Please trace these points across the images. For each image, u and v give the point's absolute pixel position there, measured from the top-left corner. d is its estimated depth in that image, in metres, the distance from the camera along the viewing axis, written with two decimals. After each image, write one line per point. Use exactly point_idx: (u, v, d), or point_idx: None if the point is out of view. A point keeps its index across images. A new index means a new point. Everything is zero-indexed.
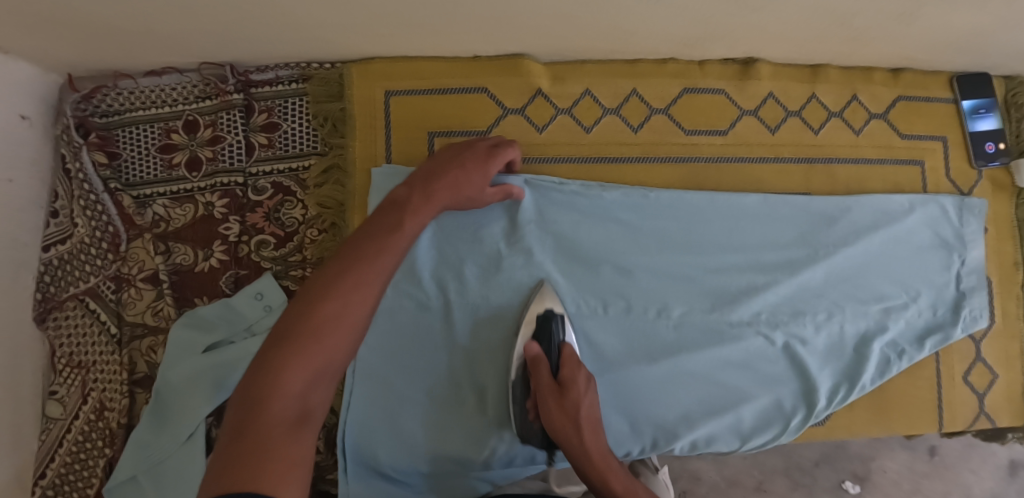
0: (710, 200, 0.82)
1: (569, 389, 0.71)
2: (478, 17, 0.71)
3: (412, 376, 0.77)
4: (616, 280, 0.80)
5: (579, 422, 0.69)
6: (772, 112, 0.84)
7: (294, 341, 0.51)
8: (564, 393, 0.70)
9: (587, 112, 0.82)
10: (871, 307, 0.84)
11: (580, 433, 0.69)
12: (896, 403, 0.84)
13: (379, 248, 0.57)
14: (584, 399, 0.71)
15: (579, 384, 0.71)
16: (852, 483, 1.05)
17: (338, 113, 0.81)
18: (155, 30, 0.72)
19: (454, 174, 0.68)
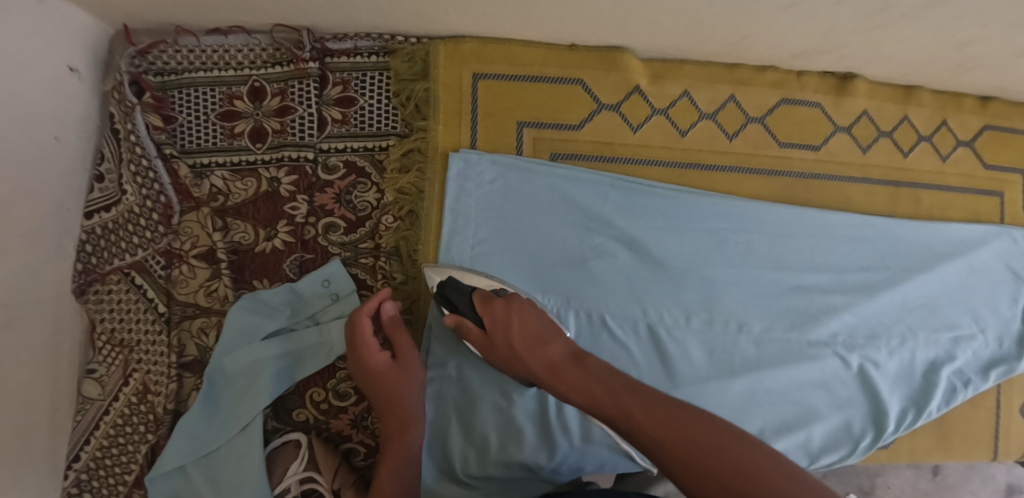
0: (798, 216, 0.80)
1: (492, 304, 0.65)
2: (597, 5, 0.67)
3: (487, 378, 0.74)
4: (699, 292, 0.78)
5: (512, 327, 0.63)
6: (864, 130, 0.83)
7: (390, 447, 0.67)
8: (540, 349, 0.62)
9: (683, 115, 0.78)
10: (942, 335, 0.84)
11: (507, 359, 0.63)
12: (954, 430, 0.85)
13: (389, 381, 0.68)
14: (511, 326, 0.64)
15: (502, 319, 0.64)
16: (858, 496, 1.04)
17: (422, 93, 0.76)
18: None
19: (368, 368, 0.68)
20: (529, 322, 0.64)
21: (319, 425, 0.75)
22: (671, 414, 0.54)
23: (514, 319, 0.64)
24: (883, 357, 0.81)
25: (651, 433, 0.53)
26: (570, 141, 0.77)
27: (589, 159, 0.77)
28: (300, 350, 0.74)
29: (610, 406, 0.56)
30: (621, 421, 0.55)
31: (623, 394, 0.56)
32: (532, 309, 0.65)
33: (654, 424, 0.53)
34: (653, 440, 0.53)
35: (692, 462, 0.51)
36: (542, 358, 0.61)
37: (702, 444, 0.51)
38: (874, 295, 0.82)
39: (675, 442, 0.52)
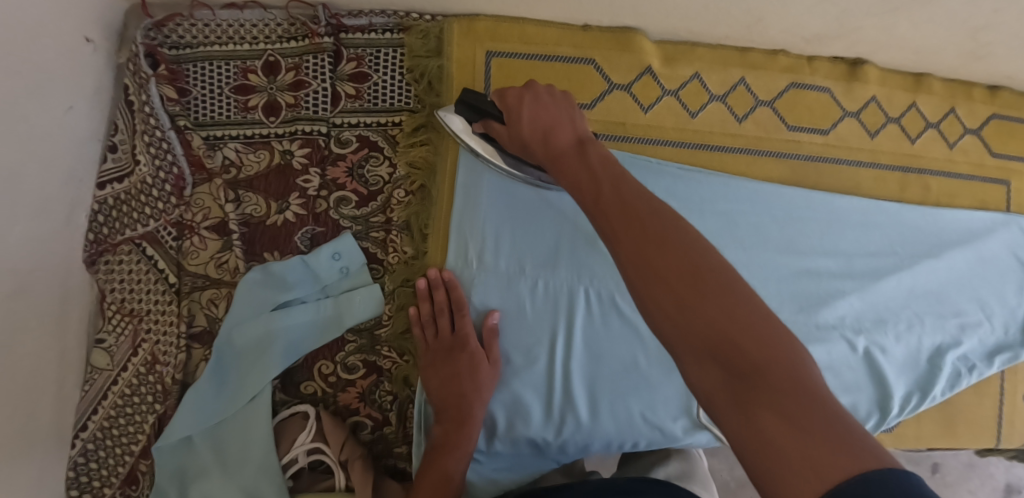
0: (805, 200, 0.81)
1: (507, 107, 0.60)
2: None
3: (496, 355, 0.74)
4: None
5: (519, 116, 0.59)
6: (873, 116, 0.83)
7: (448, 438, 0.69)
8: (548, 139, 0.57)
9: (694, 96, 0.79)
10: (948, 321, 0.84)
11: (547, 158, 0.56)
12: (960, 418, 0.85)
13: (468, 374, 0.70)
14: (531, 121, 0.58)
15: (514, 106, 0.60)
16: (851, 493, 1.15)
17: (436, 70, 0.76)
18: None
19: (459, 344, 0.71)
20: (557, 133, 0.57)
21: (327, 398, 0.75)
22: (677, 242, 0.44)
23: (539, 119, 0.58)
24: (891, 342, 0.81)
25: (631, 259, 0.45)
26: None
27: (600, 138, 0.78)
28: (310, 322, 0.74)
29: (614, 223, 0.47)
30: (618, 240, 0.46)
31: (620, 208, 0.48)
32: (557, 112, 0.59)
33: (658, 248, 0.44)
34: (653, 283, 0.43)
35: (692, 311, 0.41)
36: (571, 171, 0.53)
37: (701, 279, 0.42)
38: (881, 280, 0.81)
39: (658, 271, 0.43)
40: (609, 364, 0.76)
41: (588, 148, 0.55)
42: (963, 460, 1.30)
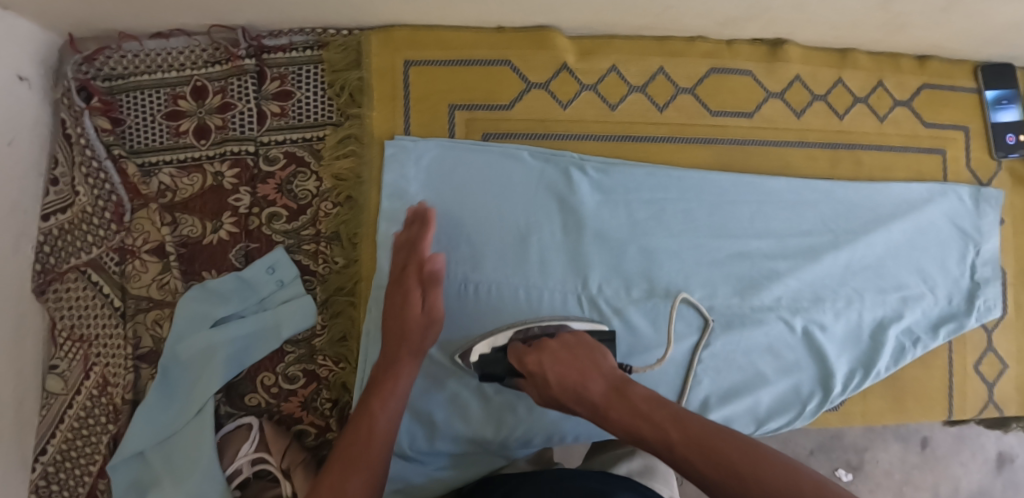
0: (735, 184, 0.80)
1: (528, 364, 0.64)
2: None
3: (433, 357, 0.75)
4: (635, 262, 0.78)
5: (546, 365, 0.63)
6: (798, 95, 0.83)
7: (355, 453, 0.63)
8: (580, 393, 0.60)
9: (613, 89, 0.80)
10: (889, 295, 0.83)
11: (557, 397, 0.61)
12: (908, 392, 0.85)
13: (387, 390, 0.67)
14: (546, 373, 0.62)
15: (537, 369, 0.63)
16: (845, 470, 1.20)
17: (356, 82, 0.79)
18: None
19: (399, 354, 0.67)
20: (557, 362, 0.62)
21: (271, 408, 0.77)
22: (723, 455, 0.51)
23: (561, 374, 0.61)
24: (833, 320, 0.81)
25: (693, 463, 0.51)
26: (501, 120, 0.79)
27: (522, 137, 0.79)
28: (249, 336, 0.76)
29: (647, 436, 0.55)
30: (668, 450, 0.53)
31: (654, 411, 0.55)
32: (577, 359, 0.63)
33: (702, 461, 0.51)
34: (721, 492, 0.50)
35: (742, 487, 0.49)
36: (587, 387, 0.60)
37: (742, 459, 0.51)
38: (817, 259, 0.81)
39: (700, 448, 0.52)
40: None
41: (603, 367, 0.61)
42: (949, 433, 1.30)
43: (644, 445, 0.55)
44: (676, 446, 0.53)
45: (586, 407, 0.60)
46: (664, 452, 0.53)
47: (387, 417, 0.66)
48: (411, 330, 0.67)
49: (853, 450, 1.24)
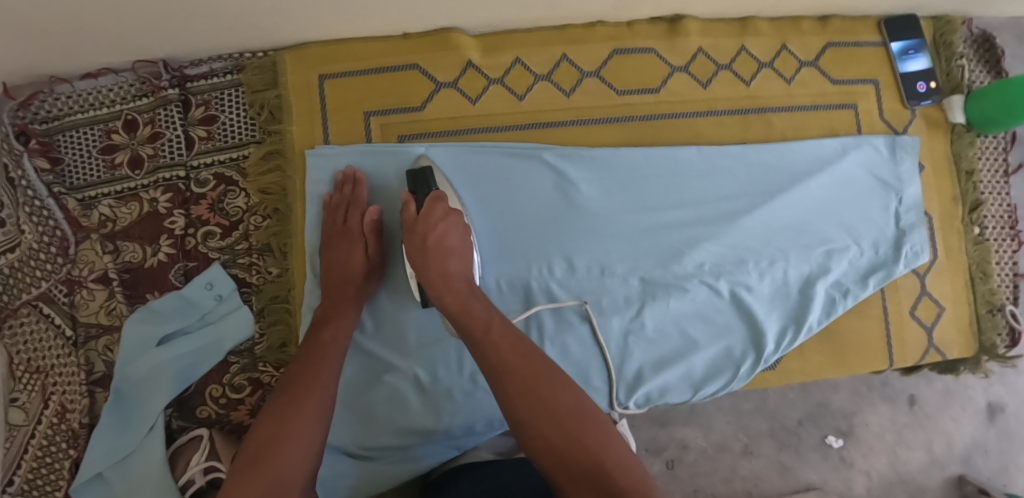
0: (648, 157, 0.83)
1: (428, 216, 0.72)
2: None
3: (370, 354, 0.78)
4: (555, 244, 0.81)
5: (427, 254, 0.70)
6: (702, 67, 0.86)
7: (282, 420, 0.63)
8: (445, 257, 0.70)
9: (519, 80, 0.83)
10: (814, 250, 0.85)
11: (433, 277, 0.68)
12: (847, 344, 0.86)
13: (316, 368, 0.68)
14: (439, 232, 0.71)
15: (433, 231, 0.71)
16: (834, 438, 1.21)
17: (275, 100, 0.82)
18: (87, 30, 0.72)
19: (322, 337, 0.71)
20: (446, 240, 0.71)
21: (222, 419, 0.80)
22: (548, 395, 0.59)
23: (450, 234, 0.71)
24: (760, 280, 0.83)
25: (523, 413, 0.58)
26: (415, 122, 0.83)
27: (436, 136, 0.83)
28: (194, 351, 0.79)
29: (501, 365, 0.60)
30: (501, 380, 0.60)
31: (510, 349, 0.62)
32: (457, 228, 0.72)
33: (530, 401, 0.58)
34: (537, 428, 0.58)
35: (558, 442, 0.57)
36: (472, 314, 0.65)
37: (569, 412, 0.59)
38: (736, 223, 0.83)
39: (542, 418, 0.58)
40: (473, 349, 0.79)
41: (467, 266, 0.71)
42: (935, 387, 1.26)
43: (486, 370, 0.61)
44: (513, 406, 0.59)
45: (463, 316, 0.65)
46: (513, 365, 0.60)
47: (316, 403, 0.66)
48: (338, 330, 0.73)
49: (842, 417, 1.22)
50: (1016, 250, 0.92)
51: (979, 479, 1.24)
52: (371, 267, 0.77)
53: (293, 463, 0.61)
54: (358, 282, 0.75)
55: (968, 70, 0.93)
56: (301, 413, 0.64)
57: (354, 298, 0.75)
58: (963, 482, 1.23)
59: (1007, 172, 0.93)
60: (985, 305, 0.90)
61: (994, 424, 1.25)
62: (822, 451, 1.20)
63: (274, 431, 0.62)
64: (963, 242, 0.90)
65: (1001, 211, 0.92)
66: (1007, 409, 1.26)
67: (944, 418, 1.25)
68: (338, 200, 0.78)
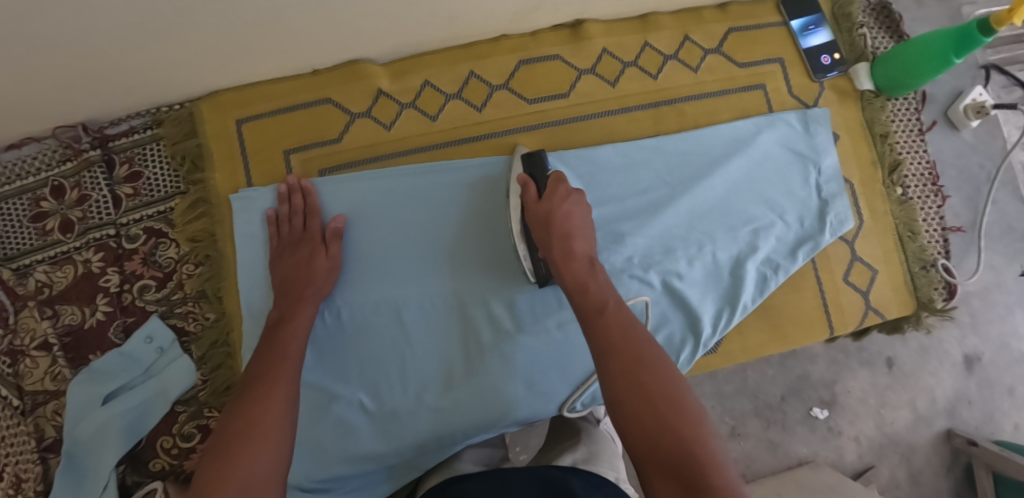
0: (565, 159, 0.83)
1: (547, 200, 0.74)
2: (309, 24, 0.73)
3: (316, 386, 0.79)
4: (480, 258, 0.82)
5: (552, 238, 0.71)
6: (609, 67, 0.88)
7: (246, 419, 0.63)
8: (567, 239, 0.70)
9: (430, 101, 0.85)
10: (740, 230, 0.86)
11: (557, 254, 0.70)
12: (785, 318, 0.88)
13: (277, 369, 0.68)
14: (565, 210, 0.73)
15: (544, 214, 0.73)
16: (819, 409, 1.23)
17: (195, 149, 0.84)
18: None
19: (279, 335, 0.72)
20: (569, 220, 0.72)
21: (175, 469, 0.81)
22: (646, 377, 0.56)
23: (572, 215, 0.73)
24: (689, 267, 0.84)
25: (620, 389, 0.56)
26: (333, 154, 0.84)
27: (356, 166, 0.84)
28: (140, 405, 0.79)
29: (606, 342, 0.60)
30: (604, 356, 0.59)
31: (619, 330, 0.60)
32: (579, 209, 0.74)
33: (630, 377, 0.56)
34: (632, 409, 0.55)
35: (652, 425, 0.54)
36: (586, 295, 0.65)
37: (665, 397, 0.55)
38: (659, 214, 0.84)
39: (642, 397, 0.55)
40: (414, 371, 0.80)
41: (591, 249, 0.72)
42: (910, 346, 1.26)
43: (593, 346, 0.61)
44: (612, 381, 0.57)
45: (579, 293, 0.66)
46: (619, 342, 0.59)
47: (276, 403, 0.65)
48: (298, 330, 0.73)
49: (824, 386, 1.24)
50: (940, 205, 0.94)
51: (968, 431, 1.26)
52: (331, 272, 0.78)
53: (260, 463, 0.60)
54: (315, 283, 0.76)
55: (870, 38, 0.95)
56: (260, 414, 0.64)
57: (313, 299, 0.76)
58: (951, 435, 1.25)
59: (922, 130, 0.95)
60: (918, 262, 0.91)
61: (972, 374, 1.25)
62: (808, 423, 1.23)
63: (237, 436, 0.61)
64: (887, 204, 0.92)
65: (921, 169, 0.94)
66: (984, 357, 1.26)
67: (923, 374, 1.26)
68: (289, 212, 0.81)
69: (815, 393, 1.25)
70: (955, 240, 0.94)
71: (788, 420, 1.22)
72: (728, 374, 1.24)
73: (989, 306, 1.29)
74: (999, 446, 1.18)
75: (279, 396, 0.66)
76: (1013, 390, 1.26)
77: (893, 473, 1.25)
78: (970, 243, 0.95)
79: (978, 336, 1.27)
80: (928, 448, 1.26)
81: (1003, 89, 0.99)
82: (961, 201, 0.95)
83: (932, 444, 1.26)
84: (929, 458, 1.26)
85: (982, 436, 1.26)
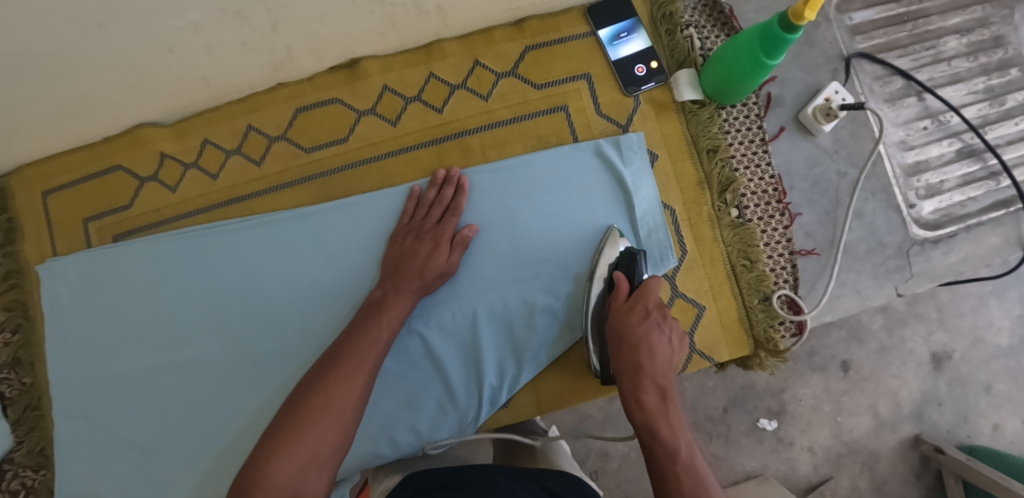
0: (337, 212, 0.82)
1: (629, 311, 0.71)
2: (59, 98, 0.75)
3: (126, 441, 0.84)
4: (261, 322, 0.83)
5: (625, 353, 0.68)
6: (390, 104, 0.83)
7: (346, 355, 0.68)
8: (640, 318, 0.70)
9: (211, 159, 0.85)
10: (537, 276, 0.80)
11: (623, 314, 0.71)
12: (589, 365, 0.82)
13: (377, 321, 0.72)
14: (640, 332, 0.69)
15: (637, 319, 0.70)
16: (767, 420, 1.13)
17: (6, 224, 0.88)
18: None
19: (408, 269, 0.76)
20: (644, 345, 0.68)
21: None
22: None
23: (647, 339, 0.68)
24: (477, 316, 0.80)
25: None
26: (126, 220, 0.86)
27: (147, 230, 0.86)
28: None
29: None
30: None
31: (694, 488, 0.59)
32: (656, 334, 0.68)
33: None
34: None
35: None
36: (669, 434, 0.63)
37: None
38: None
39: None
40: (207, 430, 0.82)
41: (671, 364, 0.68)
42: (868, 349, 1.13)
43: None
44: None
45: (649, 434, 0.63)
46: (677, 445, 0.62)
47: (370, 362, 0.69)
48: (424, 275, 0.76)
49: (770, 396, 1.14)
50: (787, 224, 0.82)
51: (936, 436, 1.12)
52: (441, 271, 0.76)
53: (329, 427, 0.63)
54: (414, 282, 0.75)
55: (698, 39, 0.84)
56: (336, 384, 0.65)
57: (417, 289, 0.75)
58: (918, 442, 1.11)
59: (765, 140, 0.83)
60: (756, 294, 0.80)
61: (942, 373, 1.14)
62: (754, 435, 1.13)
63: (324, 373, 0.67)
64: (716, 229, 0.81)
65: (762, 185, 0.82)
66: (954, 355, 1.14)
67: (884, 376, 1.15)
68: (433, 197, 0.80)
69: (761, 402, 1.15)
70: (806, 264, 0.82)
71: (731, 434, 1.13)
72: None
73: (958, 298, 1.14)
74: (968, 454, 1.05)
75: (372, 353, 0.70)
76: (990, 389, 1.13)
77: (854, 484, 1.12)
78: (823, 266, 0.82)
79: (948, 332, 1.14)
80: (893, 456, 1.12)
81: (877, 80, 0.86)
82: (814, 218, 0.83)
83: (897, 451, 1.13)
84: (895, 466, 1.12)
85: (953, 441, 1.13)
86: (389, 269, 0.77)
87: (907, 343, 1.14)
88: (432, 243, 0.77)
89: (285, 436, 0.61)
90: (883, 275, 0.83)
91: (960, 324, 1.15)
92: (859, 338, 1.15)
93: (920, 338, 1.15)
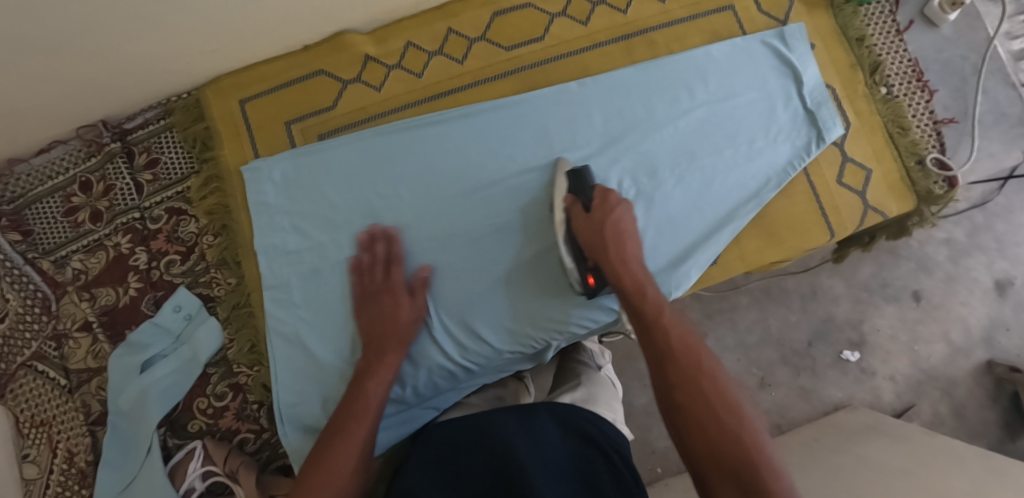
0: (540, 98, 0.89)
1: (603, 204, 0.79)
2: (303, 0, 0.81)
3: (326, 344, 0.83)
4: (472, 204, 0.86)
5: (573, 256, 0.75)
6: (578, 7, 0.92)
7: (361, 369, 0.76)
8: (622, 246, 0.75)
9: (414, 60, 0.91)
10: (731, 146, 0.88)
11: (613, 258, 0.74)
12: (783, 223, 0.90)
13: (381, 339, 0.77)
14: (615, 217, 0.77)
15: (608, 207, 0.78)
16: (850, 351, 1.24)
17: (204, 131, 0.91)
18: (38, 104, 0.81)
19: (385, 314, 0.78)
20: (623, 224, 0.77)
21: (211, 428, 0.86)
22: (705, 381, 0.60)
23: (623, 220, 0.77)
24: (683, 188, 0.87)
25: (675, 376, 0.62)
26: (330, 120, 0.90)
27: (351, 129, 0.90)
28: (176, 370, 0.86)
29: (664, 347, 0.64)
30: (660, 359, 0.63)
31: (676, 341, 0.64)
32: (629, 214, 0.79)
33: (687, 377, 0.61)
34: (678, 373, 0.61)
35: (699, 391, 0.60)
36: (642, 302, 0.69)
37: (726, 404, 0.59)
38: (597, 130, 0.88)
39: (691, 396, 0.60)
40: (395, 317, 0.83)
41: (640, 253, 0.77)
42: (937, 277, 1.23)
43: (652, 349, 0.65)
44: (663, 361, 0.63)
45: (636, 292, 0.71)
46: (669, 359, 0.63)
47: (386, 374, 0.76)
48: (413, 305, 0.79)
49: (850, 327, 1.24)
50: (928, 99, 0.95)
51: (1008, 359, 1.23)
52: (417, 314, 0.79)
53: (388, 370, 0.76)
54: (403, 328, 0.78)
55: None
56: (354, 418, 0.71)
57: (399, 349, 0.78)
58: (992, 365, 1.23)
59: (900, 30, 0.96)
60: (912, 157, 0.92)
61: (1006, 299, 1.24)
62: (839, 367, 1.23)
63: (346, 407, 0.72)
64: (871, 103, 0.93)
65: (903, 67, 0.95)
66: (1016, 282, 1.24)
67: (953, 304, 1.25)
68: (372, 260, 0.82)
69: (842, 335, 1.25)
70: (948, 131, 0.95)
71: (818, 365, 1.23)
72: (749, 323, 1.23)
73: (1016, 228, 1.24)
74: None
75: (409, 304, 0.79)
76: None
77: (935, 410, 1.23)
78: (963, 133, 0.95)
79: (1009, 260, 1.24)
80: (969, 381, 1.24)
81: None
82: (949, 94, 0.96)
83: (972, 376, 1.24)
84: (971, 390, 1.23)
85: None
86: (368, 325, 0.79)
87: (971, 272, 1.25)
88: (393, 291, 0.80)
89: (358, 388, 0.74)
90: (1010, 140, 0.96)
91: (1019, 252, 1.25)
92: (927, 269, 1.25)
93: (983, 267, 1.26)
